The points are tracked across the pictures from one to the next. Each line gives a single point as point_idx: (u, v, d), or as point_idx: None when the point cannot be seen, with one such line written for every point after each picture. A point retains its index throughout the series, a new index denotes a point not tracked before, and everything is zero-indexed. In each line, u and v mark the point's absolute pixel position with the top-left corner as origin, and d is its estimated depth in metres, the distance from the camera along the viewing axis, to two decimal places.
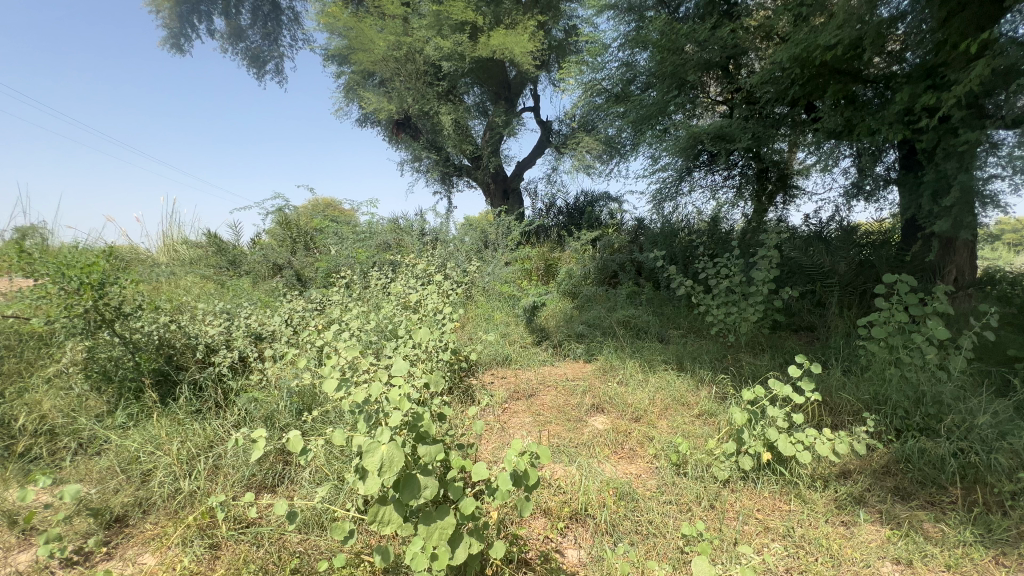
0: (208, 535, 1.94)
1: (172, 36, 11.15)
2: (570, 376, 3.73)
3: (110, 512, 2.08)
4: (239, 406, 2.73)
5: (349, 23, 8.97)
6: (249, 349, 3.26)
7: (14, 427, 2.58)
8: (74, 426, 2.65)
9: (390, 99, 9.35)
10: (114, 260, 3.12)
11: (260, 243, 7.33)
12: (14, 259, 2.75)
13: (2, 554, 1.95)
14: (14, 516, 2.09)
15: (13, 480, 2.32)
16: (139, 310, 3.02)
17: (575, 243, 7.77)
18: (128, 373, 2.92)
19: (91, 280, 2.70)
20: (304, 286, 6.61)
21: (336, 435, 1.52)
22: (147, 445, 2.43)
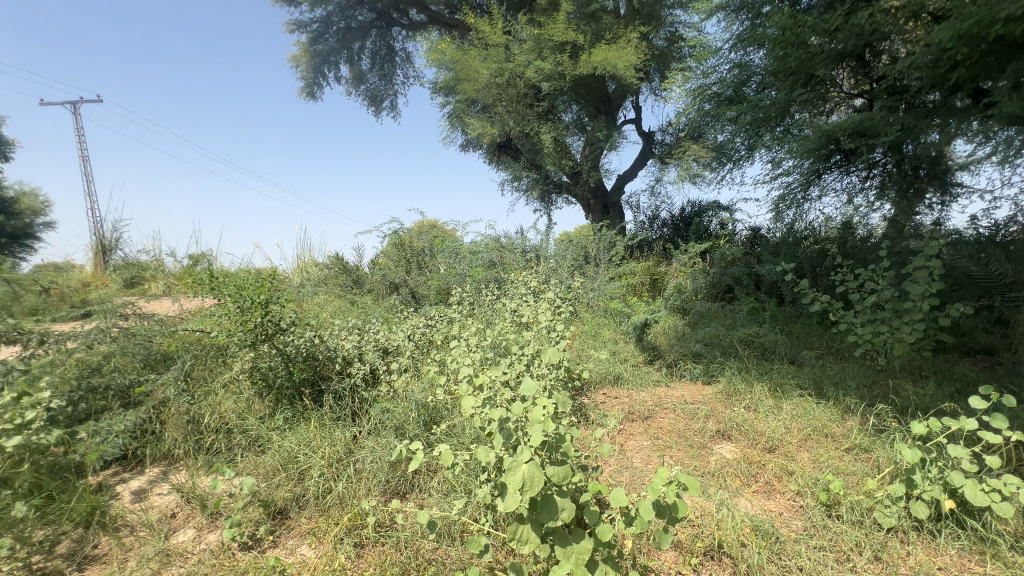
0: (355, 535, 2.13)
1: (307, 86, 12.78)
2: (688, 399, 3.51)
3: (275, 505, 2.37)
4: (374, 415, 2.98)
5: (456, 56, 9.61)
6: (379, 362, 3.55)
7: (202, 424, 3.08)
8: (244, 425, 3.09)
9: (493, 124, 9.78)
10: (273, 283, 3.63)
11: (378, 264, 8.02)
12: (205, 282, 3.35)
13: (197, 533, 2.31)
14: (204, 501, 2.48)
15: (202, 471, 2.76)
16: (293, 325, 3.47)
17: (683, 256, 7.38)
18: (284, 382, 3.35)
19: (260, 299, 3.23)
20: (418, 303, 7.10)
21: (477, 450, 1.60)
22: (302, 446, 2.74)
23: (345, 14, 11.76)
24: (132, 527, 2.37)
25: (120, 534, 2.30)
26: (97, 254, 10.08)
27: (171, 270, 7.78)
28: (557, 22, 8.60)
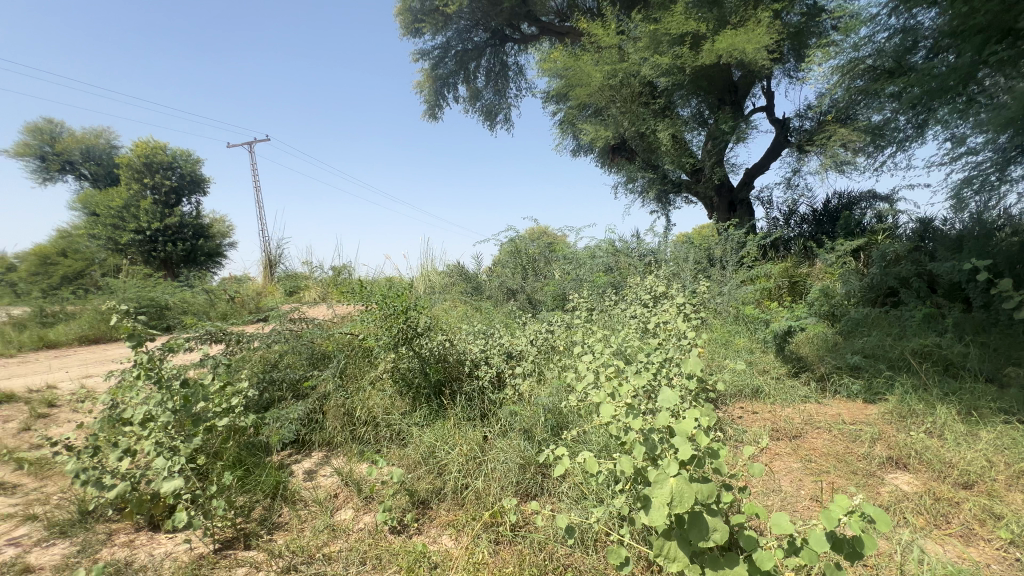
0: (492, 531, 2.24)
1: (430, 108, 13.87)
2: (846, 418, 3.06)
3: (419, 495, 2.59)
4: (503, 416, 3.11)
5: (568, 63, 9.68)
6: (504, 366, 3.69)
7: (355, 416, 3.49)
8: (389, 420, 3.43)
9: (606, 126, 9.65)
10: (411, 292, 4.01)
11: (496, 271, 8.36)
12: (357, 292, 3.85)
13: (356, 513, 2.62)
14: (360, 485, 2.81)
15: (357, 458, 3.14)
16: (428, 330, 3.79)
17: (829, 255, 6.50)
18: (422, 382, 3.66)
19: (402, 307, 3.63)
20: (535, 309, 7.26)
21: (620, 458, 1.58)
22: (439, 442, 2.96)
23: (462, 37, 12.53)
24: (305, 502, 2.76)
25: (297, 507, 2.70)
26: (267, 267, 12.00)
27: (322, 280, 8.94)
28: (676, 14, 8.20)
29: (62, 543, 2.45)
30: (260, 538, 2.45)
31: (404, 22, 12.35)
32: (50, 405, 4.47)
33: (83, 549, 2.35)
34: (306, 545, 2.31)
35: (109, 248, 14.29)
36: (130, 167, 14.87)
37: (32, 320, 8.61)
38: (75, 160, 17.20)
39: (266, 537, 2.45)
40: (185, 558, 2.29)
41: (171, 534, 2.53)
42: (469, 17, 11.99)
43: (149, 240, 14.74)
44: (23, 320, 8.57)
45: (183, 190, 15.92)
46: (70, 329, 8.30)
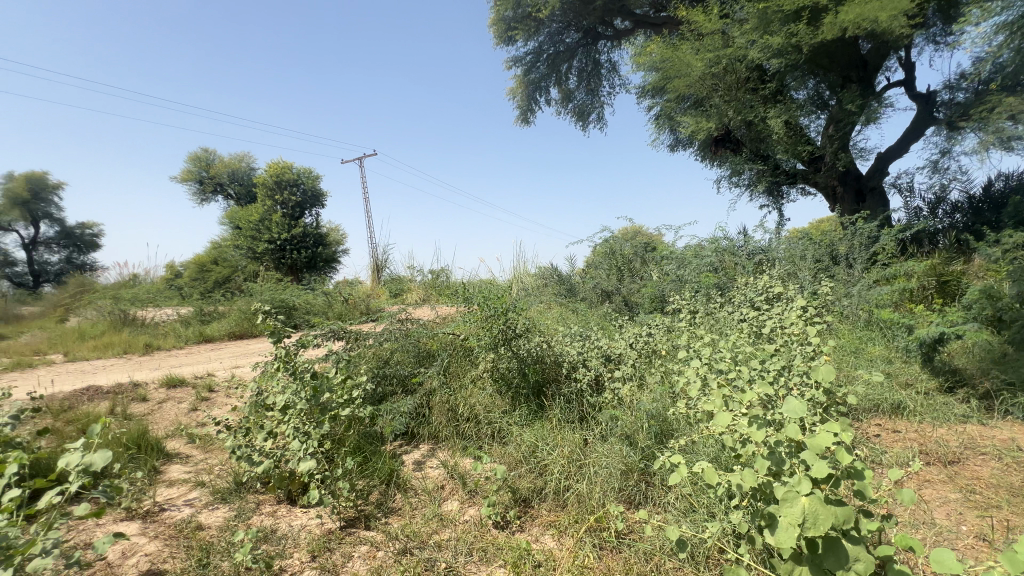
0: (595, 535, 2.23)
1: (523, 113, 14.11)
2: (1021, 445, 2.56)
3: (520, 493, 2.64)
4: (603, 421, 3.08)
5: (665, 54, 9.28)
6: (603, 369, 3.63)
7: (458, 413, 3.67)
8: (490, 417, 3.56)
9: (708, 117, 9.09)
10: (509, 294, 4.12)
11: (590, 272, 8.26)
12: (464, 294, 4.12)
13: (461, 505, 2.74)
14: (464, 479, 2.95)
15: (461, 454, 3.30)
16: (526, 331, 3.88)
17: (993, 250, 5.47)
18: (520, 382, 3.74)
19: (502, 309, 3.75)
20: (631, 311, 7.05)
21: (742, 471, 1.48)
22: (539, 441, 3.01)
23: (554, 40, 12.59)
24: (415, 490, 2.96)
25: (408, 495, 2.90)
26: (375, 271, 13.07)
27: (424, 283, 9.52)
28: None
29: (223, 508, 2.89)
30: (378, 520, 2.68)
31: (497, 31, 12.72)
32: (210, 390, 5.29)
33: (239, 515, 2.74)
34: (418, 530, 2.48)
35: (249, 256, 16.54)
36: (265, 186, 17.09)
37: (195, 317, 10.25)
38: (224, 182, 20.21)
39: (383, 520, 2.68)
40: (317, 531, 2.58)
41: (305, 508, 2.86)
42: (561, 19, 12.02)
43: (279, 248, 16.79)
44: (188, 317, 10.24)
45: (307, 204, 17.92)
46: (221, 326, 9.75)
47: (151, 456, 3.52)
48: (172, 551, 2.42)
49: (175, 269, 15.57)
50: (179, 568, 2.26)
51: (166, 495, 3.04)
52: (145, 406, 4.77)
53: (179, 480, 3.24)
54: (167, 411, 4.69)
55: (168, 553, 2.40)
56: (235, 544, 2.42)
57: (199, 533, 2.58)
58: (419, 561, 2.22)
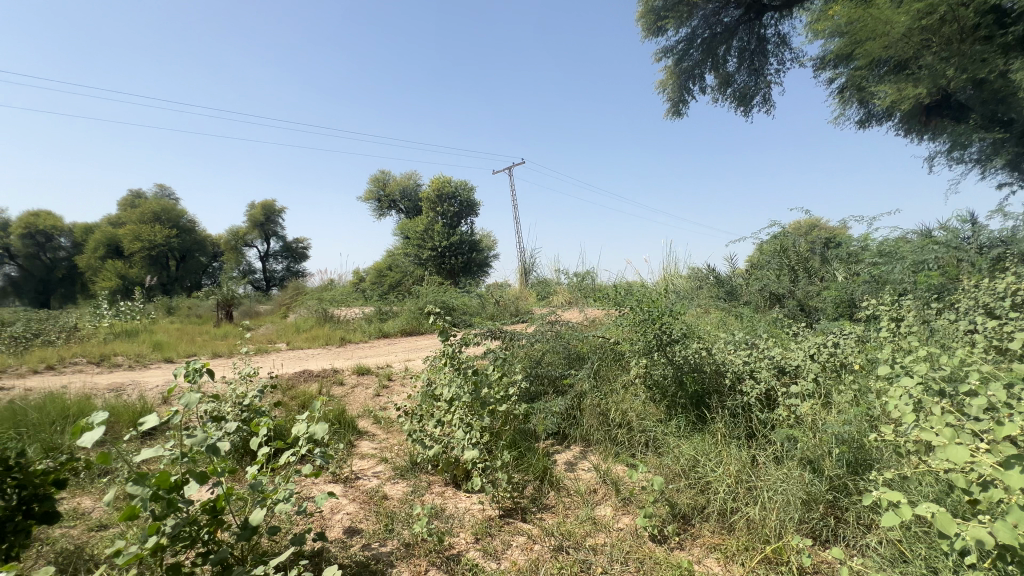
0: (774, 568, 2.02)
1: (674, 105, 13.31)
2: None
3: (679, 508, 2.50)
4: (777, 441, 2.74)
5: (852, 15, 7.86)
6: (776, 382, 3.22)
7: (610, 417, 3.63)
8: (644, 425, 3.44)
9: (915, 82, 7.43)
10: (663, 297, 3.93)
11: (755, 273, 7.42)
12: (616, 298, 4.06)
13: (616, 511, 2.71)
14: (618, 486, 2.90)
15: (614, 459, 3.26)
16: (682, 337, 3.65)
17: None
18: (676, 391, 3.54)
19: (656, 313, 3.60)
20: (808, 317, 6.14)
21: (990, 527, 1.20)
22: (700, 456, 2.81)
23: (709, 22, 11.58)
24: (568, 490, 3.01)
25: (561, 494, 2.96)
26: (522, 274, 13.66)
27: (569, 286, 9.63)
28: None
29: (401, 483, 3.31)
30: (534, 514, 2.79)
31: (645, 23, 12.19)
32: (388, 379, 6.13)
33: (414, 491, 3.11)
34: (573, 530, 2.51)
35: (416, 262, 18.71)
36: (428, 200, 19.16)
37: (375, 316, 12.00)
38: (397, 198, 23.24)
39: (538, 515, 2.78)
40: (479, 515, 2.79)
41: (468, 493, 3.13)
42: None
43: (440, 255, 18.62)
44: (370, 315, 12.02)
45: (463, 214, 19.59)
46: (395, 323, 11.24)
47: (348, 432, 4.21)
48: (365, 514, 2.85)
49: (360, 275, 18.42)
50: (372, 530, 2.66)
51: (360, 466, 3.62)
52: (344, 389, 5.74)
53: (368, 454, 3.82)
54: (359, 394, 5.57)
55: (363, 515, 2.84)
56: (412, 516, 2.75)
57: (385, 502, 3.00)
58: (574, 561, 2.25)
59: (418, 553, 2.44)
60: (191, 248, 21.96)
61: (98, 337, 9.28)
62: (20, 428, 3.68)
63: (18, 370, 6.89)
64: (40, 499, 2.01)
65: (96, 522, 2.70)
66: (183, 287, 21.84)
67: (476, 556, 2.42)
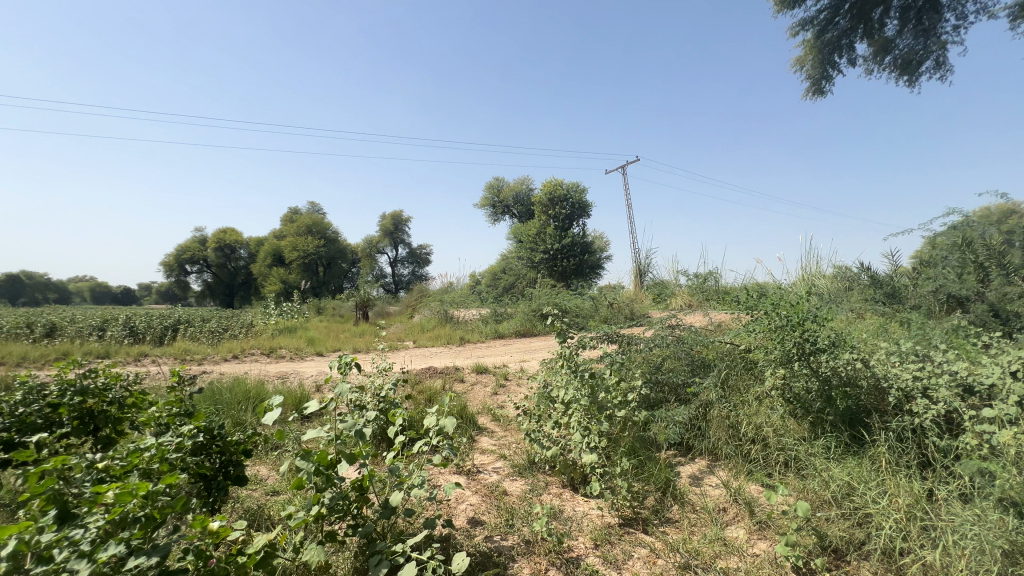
0: None
1: None
2: None
3: (829, 540, 2.21)
4: (962, 475, 2.28)
5: None
6: (960, 403, 2.64)
7: (741, 432, 3.34)
8: (782, 442, 3.11)
9: None
10: (805, 301, 3.51)
11: (925, 271, 6.23)
12: (749, 302, 3.74)
13: (750, 535, 2.48)
14: (752, 506, 2.65)
15: (747, 478, 3.00)
16: (831, 346, 3.21)
17: None
18: (822, 407, 3.14)
19: (798, 319, 3.22)
20: (1005, 325, 4.98)
21: None
22: (857, 484, 2.47)
23: None
24: (694, 506, 2.82)
25: (686, 508, 2.79)
26: (636, 276, 13.18)
27: (689, 287, 9.05)
28: None
29: (520, 481, 3.41)
30: (656, 526, 2.67)
31: None
32: (505, 379, 6.36)
33: (533, 489, 3.18)
34: (700, 549, 2.35)
35: (529, 265, 19.11)
36: (541, 204, 19.49)
37: (491, 317, 12.52)
38: (511, 203, 24.00)
39: (660, 528, 2.66)
40: (598, 521, 2.76)
41: (586, 498, 3.10)
42: None
43: (552, 257, 18.79)
44: (487, 317, 12.57)
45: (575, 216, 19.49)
46: (510, 325, 11.61)
47: (469, 427, 4.45)
48: (487, 507, 2.99)
49: (477, 278, 19.38)
50: (494, 523, 2.77)
51: (481, 460, 3.81)
52: (465, 386, 6.08)
53: (489, 450, 4.00)
54: (479, 392, 5.86)
55: (485, 508, 2.98)
56: (532, 514, 2.82)
57: (505, 498, 3.11)
58: None
59: (538, 551, 2.48)
60: (336, 255, 25.15)
61: (268, 332, 11.08)
62: (218, 406, 4.54)
63: (214, 358, 8.51)
64: (235, 464, 2.46)
65: (271, 488, 3.23)
66: (330, 290, 25.09)
67: (596, 562, 2.39)
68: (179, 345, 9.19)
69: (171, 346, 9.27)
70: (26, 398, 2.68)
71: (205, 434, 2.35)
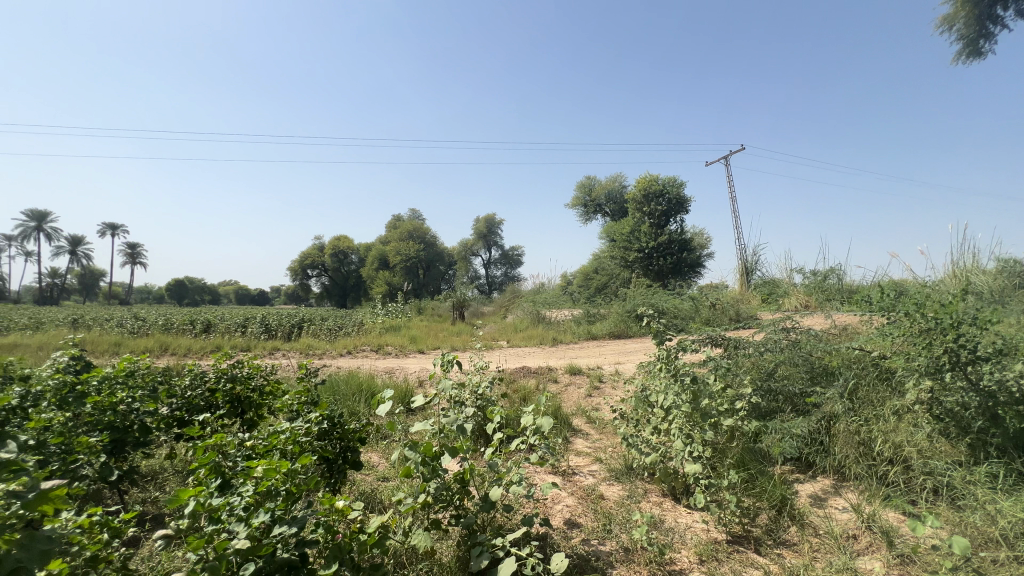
0: None
1: None
2: None
3: None
4: None
5: None
6: None
7: (874, 450, 2.95)
8: (930, 466, 2.70)
9: None
10: (959, 302, 2.99)
11: None
12: (889, 304, 3.31)
13: (888, 568, 2.17)
14: (891, 537, 2.33)
15: (884, 505, 2.64)
16: (996, 355, 2.73)
17: None
18: (984, 427, 2.65)
19: (952, 321, 2.77)
20: None
21: None
22: None
23: None
24: (816, 529, 2.54)
25: (806, 531, 2.53)
26: (742, 275, 12.19)
27: (805, 286, 8.15)
28: None
29: (617, 486, 3.33)
30: (770, 548, 2.45)
31: None
32: (600, 381, 6.25)
33: (631, 496, 3.09)
34: None
35: (622, 264, 18.60)
36: (635, 201, 18.85)
37: (584, 318, 12.38)
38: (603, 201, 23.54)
39: (775, 549, 2.43)
40: (703, 536, 2.60)
41: (690, 510, 2.94)
42: None
43: (647, 256, 18.08)
44: (579, 317, 12.46)
45: (672, 212, 18.52)
46: (604, 325, 11.38)
47: (564, 428, 4.45)
48: (584, 509, 2.97)
49: (569, 278, 19.29)
50: (591, 526, 2.74)
51: (576, 462, 3.79)
52: (558, 386, 6.08)
53: (584, 452, 3.97)
54: (573, 392, 5.82)
55: (581, 510, 2.96)
56: (630, 521, 2.74)
57: (602, 502, 3.06)
58: None
59: (638, 560, 2.41)
60: (435, 258, 26.61)
61: (376, 330, 12.06)
62: (336, 396, 5.04)
63: (332, 353, 9.46)
64: (352, 450, 2.71)
65: (382, 475, 3.51)
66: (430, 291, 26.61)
67: None
68: (304, 341, 10.36)
69: (298, 341, 10.50)
70: (192, 383, 3.20)
71: (328, 422, 2.62)
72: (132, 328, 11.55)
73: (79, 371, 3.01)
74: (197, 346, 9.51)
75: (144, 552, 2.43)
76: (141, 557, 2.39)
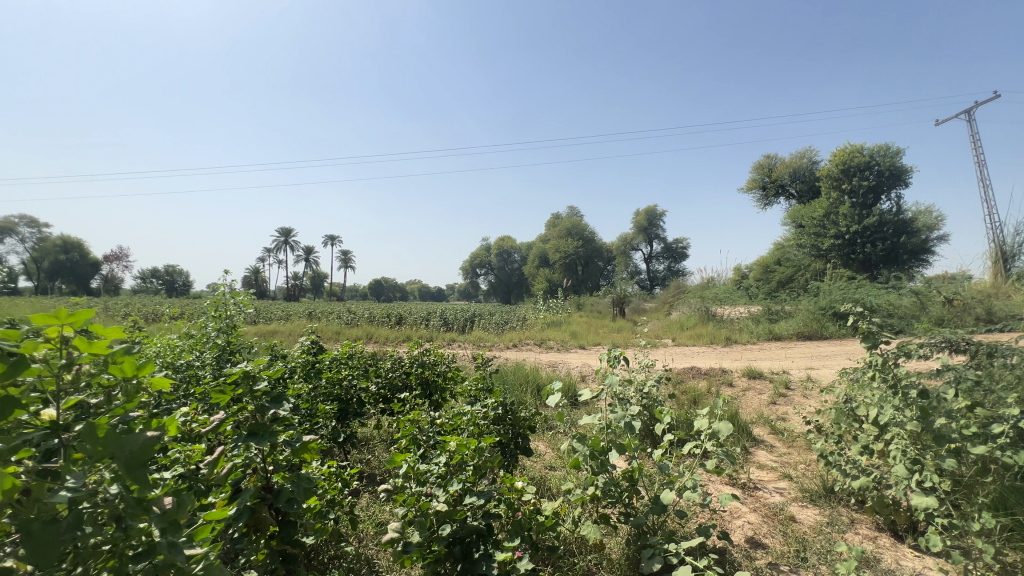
0: None
1: None
2: None
3: None
4: None
5: None
6: None
7: None
8: None
9: None
10: None
11: None
12: None
13: None
14: None
15: None
16: None
17: None
18: None
19: None
20: None
21: None
22: None
23: None
24: None
25: None
26: (995, 261, 9.37)
27: None
28: None
29: (813, 509, 2.88)
30: None
31: None
32: (787, 388, 5.45)
33: (832, 523, 2.65)
34: None
35: (813, 253, 15.92)
36: (830, 177, 16.04)
37: (764, 316, 10.97)
38: (786, 182, 20.59)
39: None
40: None
41: (918, 553, 2.40)
42: None
43: (850, 243, 15.12)
44: (758, 315, 11.08)
45: (883, 187, 15.20)
46: (790, 325, 9.92)
47: (743, 436, 4.02)
48: (770, 530, 2.64)
49: (744, 271, 17.37)
50: (780, 550, 2.43)
51: (759, 475, 3.39)
52: (735, 390, 5.53)
53: (768, 465, 3.53)
54: (753, 398, 5.23)
55: (767, 530, 2.64)
56: (833, 553, 2.35)
57: (793, 524, 2.69)
58: None
59: None
60: (593, 255, 26.54)
61: (539, 325, 12.63)
62: (507, 385, 5.44)
63: (500, 345, 10.20)
64: (522, 437, 2.89)
65: (549, 464, 3.66)
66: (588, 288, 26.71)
67: None
68: (476, 334, 11.36)
69: (471, 334, 11.62)
70: (392, 366, 3.79)
71: (501, 408, 2.85)
72: (348, 321, 14.16)
73: (317, 352, 3.82)
74: (394, 336, 11.22)
75: (363, 503, 2.97)
76: (362, 505, 2.95)
